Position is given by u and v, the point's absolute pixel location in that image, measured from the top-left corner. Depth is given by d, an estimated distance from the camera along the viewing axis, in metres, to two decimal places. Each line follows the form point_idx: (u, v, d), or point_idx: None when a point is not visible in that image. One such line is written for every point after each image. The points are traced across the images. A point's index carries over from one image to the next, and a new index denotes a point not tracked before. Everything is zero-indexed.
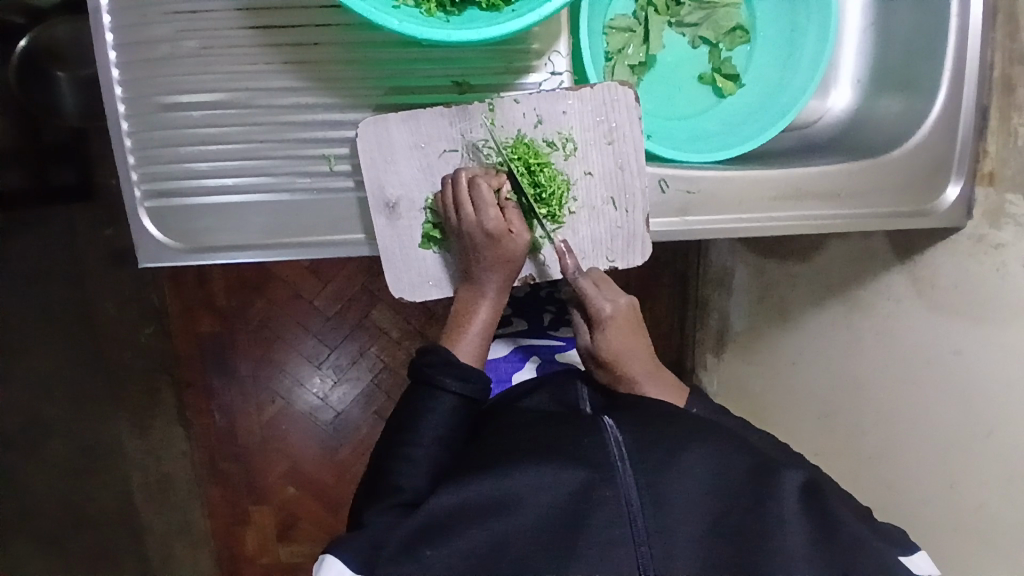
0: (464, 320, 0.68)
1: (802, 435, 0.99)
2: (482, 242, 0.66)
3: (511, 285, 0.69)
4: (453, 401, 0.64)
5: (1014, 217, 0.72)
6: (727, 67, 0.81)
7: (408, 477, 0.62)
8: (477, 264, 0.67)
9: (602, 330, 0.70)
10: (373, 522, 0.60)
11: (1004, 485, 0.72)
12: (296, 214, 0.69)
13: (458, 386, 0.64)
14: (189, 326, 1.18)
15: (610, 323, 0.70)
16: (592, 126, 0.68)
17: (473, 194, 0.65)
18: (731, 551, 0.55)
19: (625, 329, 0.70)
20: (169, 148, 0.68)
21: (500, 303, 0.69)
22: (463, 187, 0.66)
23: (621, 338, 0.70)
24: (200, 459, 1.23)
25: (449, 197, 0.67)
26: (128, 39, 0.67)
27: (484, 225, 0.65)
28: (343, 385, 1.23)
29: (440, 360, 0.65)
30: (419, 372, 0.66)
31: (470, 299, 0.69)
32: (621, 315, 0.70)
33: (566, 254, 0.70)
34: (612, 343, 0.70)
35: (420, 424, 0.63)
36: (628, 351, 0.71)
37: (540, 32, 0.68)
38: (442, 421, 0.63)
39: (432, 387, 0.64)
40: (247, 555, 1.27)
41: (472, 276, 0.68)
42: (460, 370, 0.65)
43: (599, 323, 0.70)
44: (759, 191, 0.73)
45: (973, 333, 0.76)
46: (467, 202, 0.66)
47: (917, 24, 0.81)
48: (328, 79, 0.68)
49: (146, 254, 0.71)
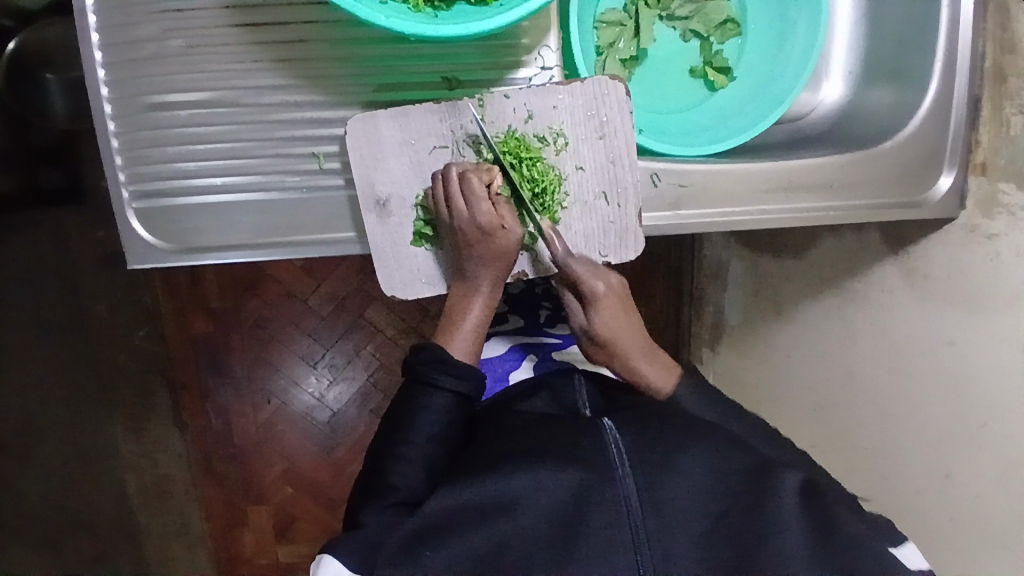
0: (457, 317, 0.68)
1: (799, 428, 0.99)
2: (475, 237, 0.66)
3: (504, 280, 0.68)
4: (449, 400, 0.64)
5: (1008, 207, 0.72)
6: (718, 60, 0.81)
7: (405, 477, 0.62)
8: (470, 260, 0.67)
9: (597, 309, 0.71)
10: (371, 522, 0.59)
11: (1000, 477, 0.72)
12: (286, 212, 0.69)
13: (454, 384, 0.64)
14: (183, 328, 1.16)
15: (605, 303, 0.70)
16: (583, 121, 0.68)
17: (464, 188, 0.65)
18: (733, 553, 0.54)
19: (617, 306, 0.71)
20: (156, 149, 0.68)
21: (493, 299, 0.69)
22: (454, 182, 0.65)
23: (616, 315, 0.71)
24: (195, 459, 1.21)
25: (440, 192, 0.66)
26: (113, 39, 0.66)
27: (476, 219, 0.65)
28: (339, 384, 1.22)
29: (434, 358, 0.65)
30: (413, 370, 0.65)
31: (463, 296, 0.68)
32: (613, 293, 0.71)
33: (554, 238, 0.68)
34: (607, 320, 0.71)
35: (416, 422, 0.63)
36: (621, 327, 0.71)
37: (529, 27, 0.68)
38: (438, 420, 0.63)
39: (427, 386, 0.64)
40: (245, 557, 1.26)
41: (465, 272, 0.68)
42: (454, 367, 0.65)
43: (592, 303, 0.70)
44: (751, 184, 0.73)
45: (967, 323, 0.75)
46: (459, 196, 0.65)
47: (907, 14, 0.81)
48: (315, 76, 0.67)
49: (135, 254, 0.70)
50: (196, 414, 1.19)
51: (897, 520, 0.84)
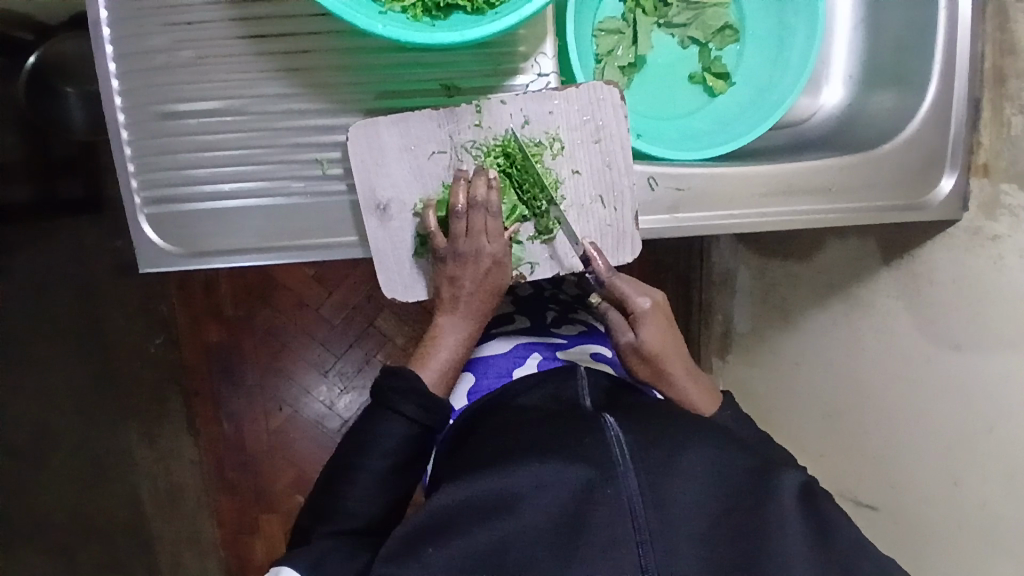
0: (432, 349, 0.69)
1: (808, 435, 0.98)
2: (481, 272, 0.67)
3: (483, 319, 0.70)
4: (409, 428, 0.64)
5: (1011, 209, 0.72)
6: (717, 66, 0.82)
7: (361, 501, 0.64)
8: (457, 292, 0.68)
9: (645, 325, 0.71)
10: (340, 546, 0.61)
11: (1008, 483, 0.71)
12: (292, 218, 0.71)
13: (416, 414, 0.65)
14: (196, 335, 1.19)
15: (651, 317, 0.71)
16: (578, 125, 0.69)
17: (483, 224, 0.66)
18: (732, 552, 0.54)
19: (664, 322, 0.72)
20: (167, 155, 0.70)
21: (467, 347, 0.70)
22: (477, 219, 0.66)
23: (661, 333, 0.72)
24: (209, 467, 1.23)
25: (461, 227, 0.66)
26: (127, 50, 0.69)
27: (488, 252, 0.67)
28: (349, 392, 1.23)
29: (407, 386, 0.65)
30: (382, 393, 0.65)
31: (444, 329, 0.69)
32: (657, 310, 0.72)
33: (596, 257, 0.70)
34: (655, 336, 0.71)
35: (388, 437, 0.64)
36: (668, 345, 0.72)
37: (525, 35, 0.70)
38: (394, 447, 0.64)
39: (388, 410, 0.65)
40: (257, 567, 1.26)
41: (450, 304, 0.69)
42: (422, 397, 0.65)
43: (640, 318, 0.71)
44: (749, 187, 0.74)
45: (972, 327, 0.75)
46: (481, 232, 0.66)
47: (906, 19, 0.81)
48: (320, 84, 0.69)
49: (145, 258, 0.73)
50: (208, 419, 1.22)
51: (905, 528, 0.83)
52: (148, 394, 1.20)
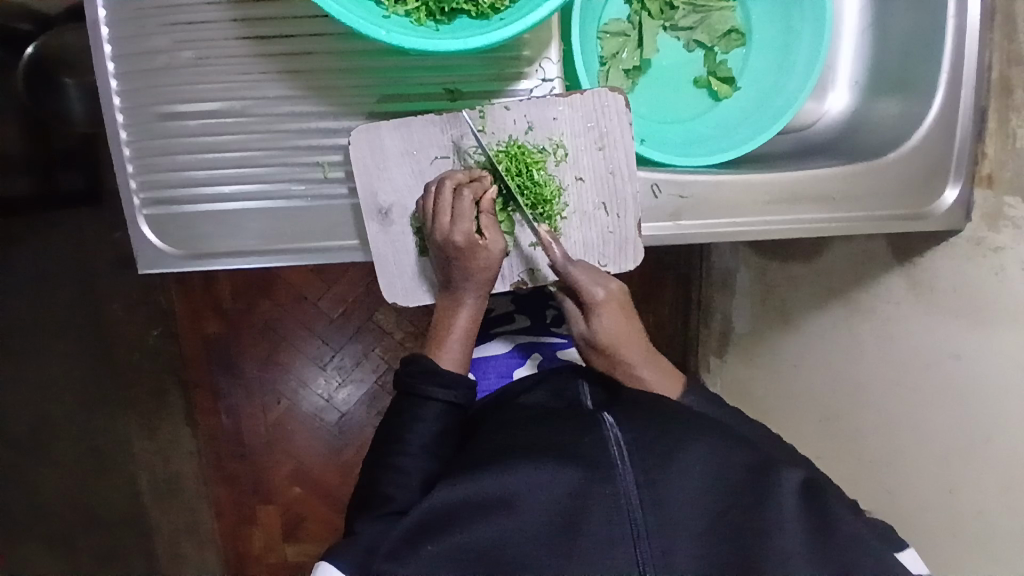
0: (443, 329, 0.68)
1: (805, 437, 0.98)
2: (455, 252, 0.66)
3: (488, 296, 0.69)
4: (422, 426, 0.64)
5: (1013, 220, 0.71)
6: (722, 70, 0.82)
7: (368, 502, 0.63)
8: (455, 274, 0.67)
9: (597, 315, 0.68)
10: (365, 533, 0.59)
11: (1004, 489, 0.71)
12: (293, 221, 0.71)
13: (444, 394, 0.65)
14: (194, 328, 1.20)
15: (605, 308, 0.68)
16: (582, 132, 0.69)
17: (454, 203, 0.65)
18: (732, 551, 0.55)
19: (619, 313, 0.69)
20: (166, 156, 0.70)
21: (479, 312, 0.69)
22: (445, 195, 0.65)
23: (616, 324, 0.69)
24: (208, 458, 1.24)
25: (430, 201, 0.66)
26: (126, 50, 0.68)
27: (454, 236, 0.65)
28: (348, 385, 1.24)
29: (420, 369, 0.66)
30: (403, 383, 0.66)
31: (448, 310, 0.69)
32: (612, 299, 0.69)
33: (552, 242, 0.68)
34: (608, 326, 0.68)
35: (407, 434, 0.63)
36: (625, 335, 0.69)
37: (530, 40, 0.69)
38: (397, 451, 0.63)
39: (416, 396, 0.65)
40: (254, 555, 1.28)
41: (451, 287, 0.68)
42: (442, 378, 0.65)
43: (592, 309, 0.68)
44: (753, 195, 0.73)
45: (973, 336, 0.75)
46: (447, 211, 0.65)
47: (914, 26, 0.80)
48: (321, 87, 0.69)
49: (145, 259, 0.72)
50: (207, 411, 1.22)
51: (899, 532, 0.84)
52: (148, 386, 1.21)
